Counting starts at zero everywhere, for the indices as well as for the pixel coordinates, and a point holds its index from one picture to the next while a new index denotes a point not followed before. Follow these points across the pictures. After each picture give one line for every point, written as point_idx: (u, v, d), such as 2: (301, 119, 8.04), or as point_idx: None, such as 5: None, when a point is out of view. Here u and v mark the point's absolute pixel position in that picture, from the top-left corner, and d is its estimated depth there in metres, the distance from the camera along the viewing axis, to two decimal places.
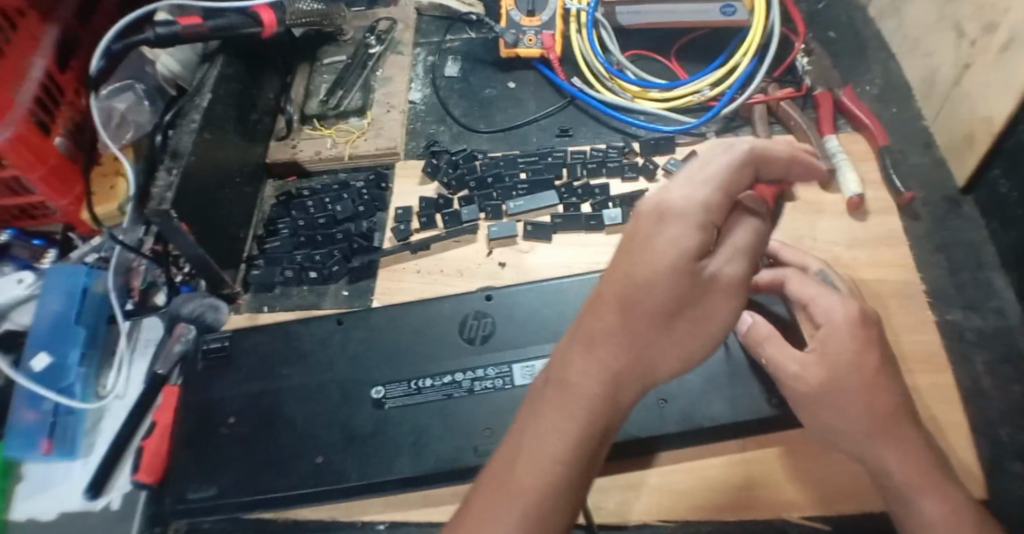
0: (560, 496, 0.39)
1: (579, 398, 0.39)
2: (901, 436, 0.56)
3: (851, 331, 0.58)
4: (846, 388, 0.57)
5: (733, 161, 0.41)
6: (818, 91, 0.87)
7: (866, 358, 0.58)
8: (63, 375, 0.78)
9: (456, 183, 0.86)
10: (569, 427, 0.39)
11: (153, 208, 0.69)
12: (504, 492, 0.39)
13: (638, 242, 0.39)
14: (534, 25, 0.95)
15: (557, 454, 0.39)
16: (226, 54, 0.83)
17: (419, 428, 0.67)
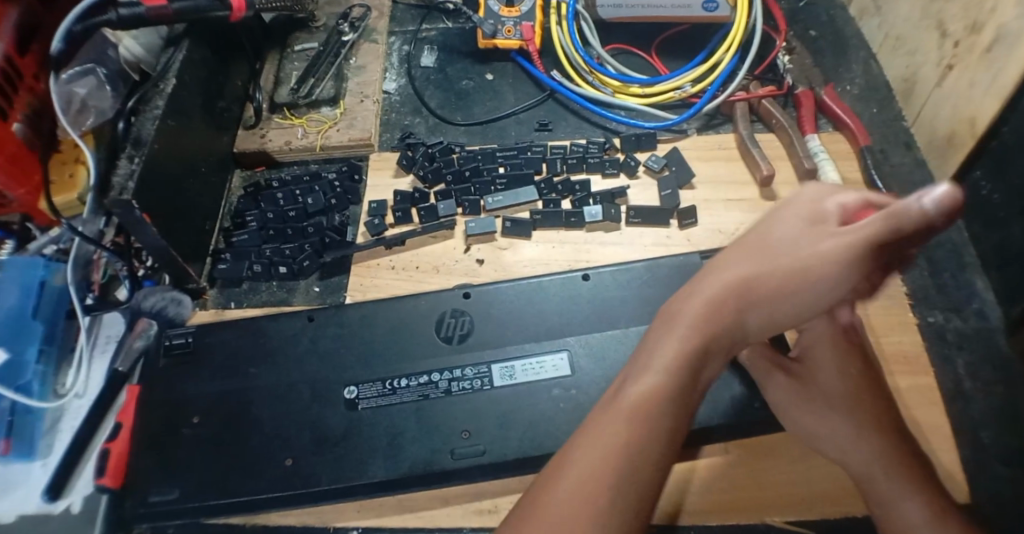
0: (669, 403, 0.45)
1: (695, 327, 0.48)
2: (880, 437, 0.57)
3: (830, 341, 0.61)
4: (830, 394, 0.60)
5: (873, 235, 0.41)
6: (799, 89, 0.86)
7: (849, 366, 0.61)
8: (20, 373, 0.74)
9: (432, 176, 0.84)
10: (674, 344, 0.47)
11: (115, 197, 0.66)
12: (615, 412, 0.45)
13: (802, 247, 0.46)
14: (513, 16, 0.92)
15: (664, 368, 0.46)
16: (193, 39, 0.80)
17: (394, 429, 0.66)
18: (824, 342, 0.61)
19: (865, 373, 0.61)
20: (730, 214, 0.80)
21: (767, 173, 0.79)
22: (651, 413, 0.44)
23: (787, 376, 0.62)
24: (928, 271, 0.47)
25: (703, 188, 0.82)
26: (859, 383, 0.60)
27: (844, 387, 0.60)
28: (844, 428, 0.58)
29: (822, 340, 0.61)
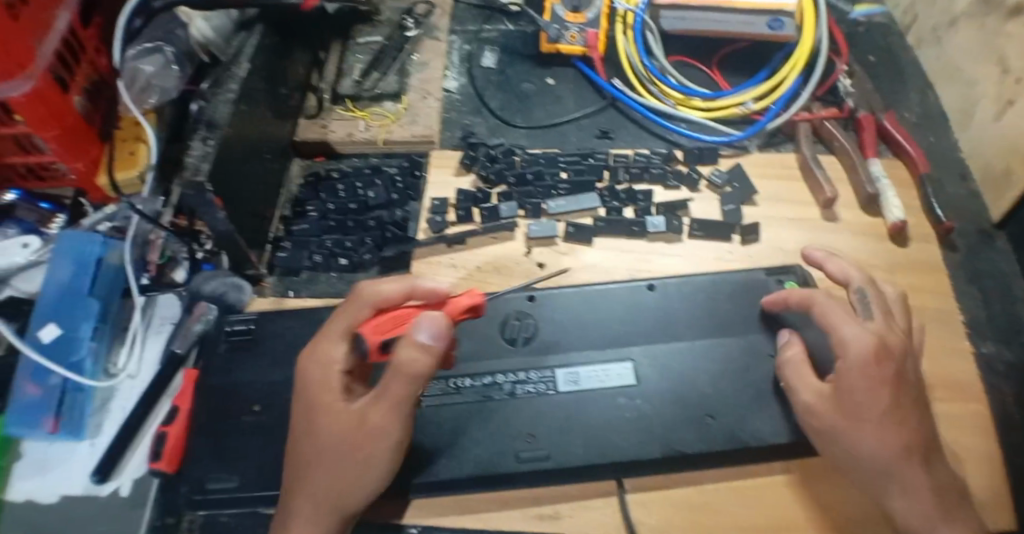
0: (315, 466, 0.55)
1: (331, 414, 0.55)
2: (910, 476, 0.54)
3: (863, 369, 0.54)
4: (858, 422, 0.55)
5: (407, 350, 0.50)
6: (861, 113, 0.87)
7: (875, 396, 0.54)
8: (72, 349, 0.73)
9: (494, 176, 0.84)
10: (322, 422, 0.55)
11: (178, 189, 0.77)
12: (306, 460, 0.56)
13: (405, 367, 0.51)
14: (578, 22, 0.92)
15: (316, 437, 0.55)
16: (265, 24, 0.79)
17: (457, 429, 0.65)
18: (855, 369, 0.54)
19: (899, 405, 0.54)
20: (791, 233, 0.80)
21: (830, 195, 0.80)
22: (309, 463, 0.56)
23: (815, 396, 0.57)
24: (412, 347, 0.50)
25: (764, 205, 0.82)
26: (889, 416, 0.54)
27: (871, 417, 0.54)
28: (871, 461, 0.55)
29: (851, 367, 0.54)
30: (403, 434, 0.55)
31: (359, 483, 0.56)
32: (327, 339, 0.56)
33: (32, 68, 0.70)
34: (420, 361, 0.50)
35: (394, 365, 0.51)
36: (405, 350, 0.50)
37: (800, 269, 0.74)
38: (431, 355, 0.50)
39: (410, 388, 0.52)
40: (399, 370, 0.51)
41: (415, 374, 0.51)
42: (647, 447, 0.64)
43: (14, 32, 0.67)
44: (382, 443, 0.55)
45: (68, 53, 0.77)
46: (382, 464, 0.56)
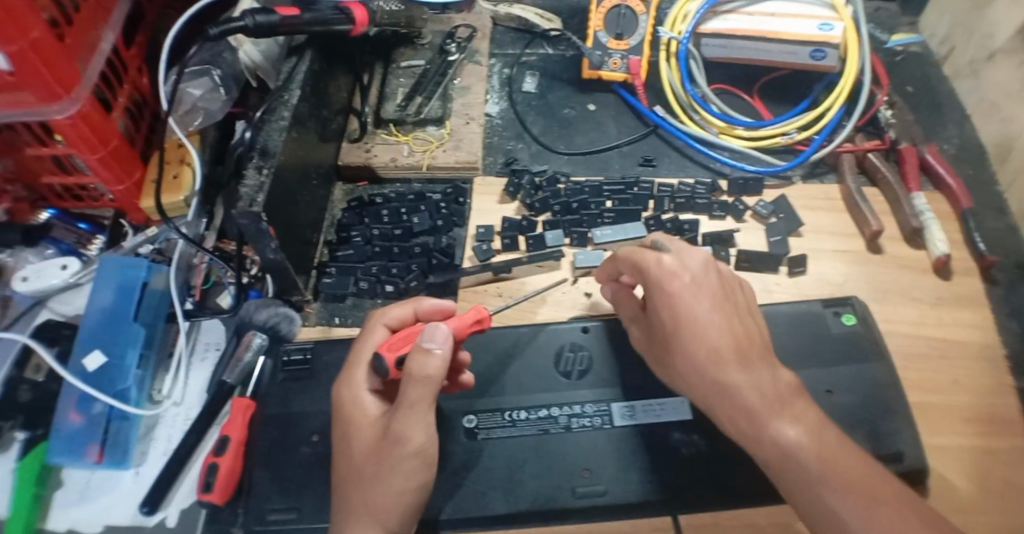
0: (352, 485, 0.54)
1: (362, 431, 0.55)
2: (795, 406, 0.50)
3: (675, 285, 0.54)
4: (694, 333, 0.52)
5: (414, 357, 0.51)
6: (903, 144, 0.87)
7: (705, 304, 0.53)
8: (118, 378, 0.72)
9: (539, 204, 0.84)
10: (356, 438, 0.55)
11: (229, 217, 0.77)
12: (344, 481, 0.54)
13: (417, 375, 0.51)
14: (621, 49, 0.92)
15: (352, 455, 0.55)
16: (314, 50, 0.77)
17: (514, 463, 0.65)
18: (670, 285, 0.54)
19: (743, 325, 0.53)
20: (837, 265, 0.81)
21: (877, 228, 0.80)
22: (346, 481, 0.54)
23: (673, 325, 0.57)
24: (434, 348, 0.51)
25: (810, 237, 0.83)
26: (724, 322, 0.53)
27: (712, 325, 0.52)
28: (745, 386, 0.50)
29: (664, 285, 0.55)
30: (426, 442, 0.53)
31: (396, 503, 0.52)
32: (357, 369, 0.58)
33: (79, 91, 0.66)
34: (431, 361, 0.50)
35: (405, 373, 0.51)
36: (416, 356, 0.51)
37: (859, 301, 0.74)
38: (439, 356, 0.51)
39: (426, 392, 0.51)
40: (410, 376, 0.51)
41: (428, 377, 0.51)
42: (703, 484, 0.64)
43: (62, 54, 0.63)
44: (411, 460, 0.53)
45: (111, 72, 0.74)
46: (412, 483, 0.53)
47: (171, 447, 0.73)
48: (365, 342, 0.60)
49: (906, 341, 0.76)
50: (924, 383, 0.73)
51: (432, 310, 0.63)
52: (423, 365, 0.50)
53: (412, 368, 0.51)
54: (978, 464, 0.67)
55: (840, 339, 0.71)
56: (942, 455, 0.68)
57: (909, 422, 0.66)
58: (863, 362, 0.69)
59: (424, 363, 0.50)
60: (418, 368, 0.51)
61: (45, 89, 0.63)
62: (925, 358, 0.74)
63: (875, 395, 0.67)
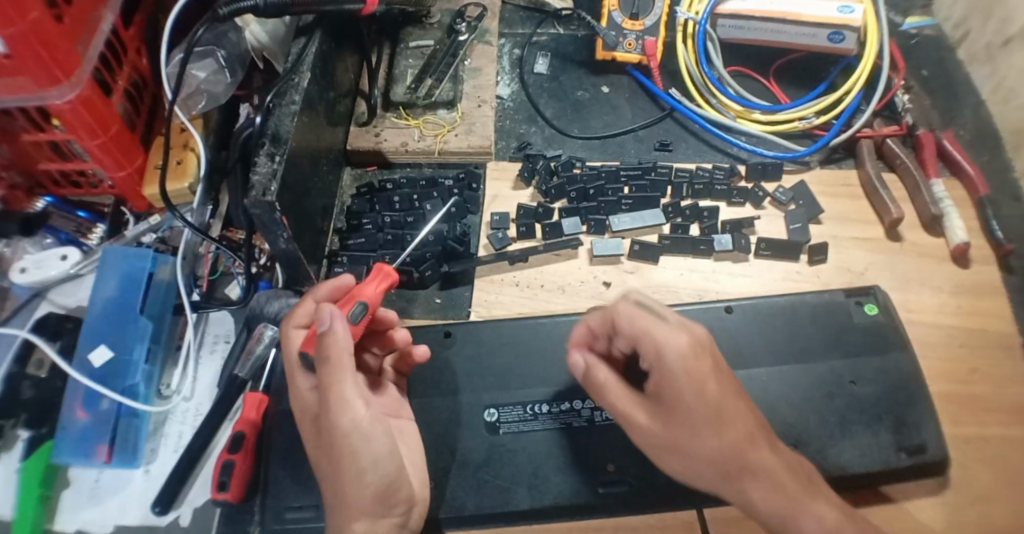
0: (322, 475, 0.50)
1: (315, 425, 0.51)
2: (761, 464, 0.47)
3: (682, 368, 0.46)
4: (688, 428, 0.47)
5: (319, 342, 0.46)
6: (921, 130, 0.85)
7: (701, 390, 0.46)
8: (126, 374, 0.70)
9: (555, 191, 0.82)
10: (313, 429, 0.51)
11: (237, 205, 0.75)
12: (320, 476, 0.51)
13: (326, 366, 0.46)
14: (636, 29, 0.89)
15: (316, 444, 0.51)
16: (323, 30, 0.74)
17: (538, 458, 0.64)
18: (673, 369, 0.47)
19: (738, 402, 0.48)
20: (858, 253, 0.80)
21: (898, 216, 0.79)
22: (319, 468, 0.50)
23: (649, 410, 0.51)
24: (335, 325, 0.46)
25: (830, 224, 0.82)
26: (721, 409, 0.47)
27: (700, 420, 0.46)
28: (713, 458, 0.47)
29: (670, 364, 0.47)
30: (361, 417, 0.46)
31: (364, 487, 0.47)
32: (292, 372, 0.53)
33: (79, 75, 0.63)
34: (328, 333, 0.46)
35: (316, 361, 0.46)
36: (313, 335, 0.47)
37: (880, 290, 0.73)
38: (340, 332, 0.46)
39: (340, 368, 0.45)
40: (315, 358, 0.46)
41: (335, 355, 0.45)
42: None
43: (61, 36, 0.60)
44: (353, 437, 0.46)
45: (110, 53, 0.70)
46: (366, 460, 0.47)
47: (183, 444, 0.71)
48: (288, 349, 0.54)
49: (925, 331, 0.75)
50: (945, 373, 0.72)
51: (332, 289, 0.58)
52: (327, 345, 0.45)
53: (319, 358, 0.46)
54: (997, 453, 0.68)
55: (863, 330, 0.70)
56: (962, 445, 0.68)
57: (931, 413, 0.66)
58: (888, 352, 0.68)
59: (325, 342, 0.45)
60: (323, 351, 0.46)
61: (44, 73, 0.59)
62: (945, 347, 0.74)
63: (899, 387, 0.67)
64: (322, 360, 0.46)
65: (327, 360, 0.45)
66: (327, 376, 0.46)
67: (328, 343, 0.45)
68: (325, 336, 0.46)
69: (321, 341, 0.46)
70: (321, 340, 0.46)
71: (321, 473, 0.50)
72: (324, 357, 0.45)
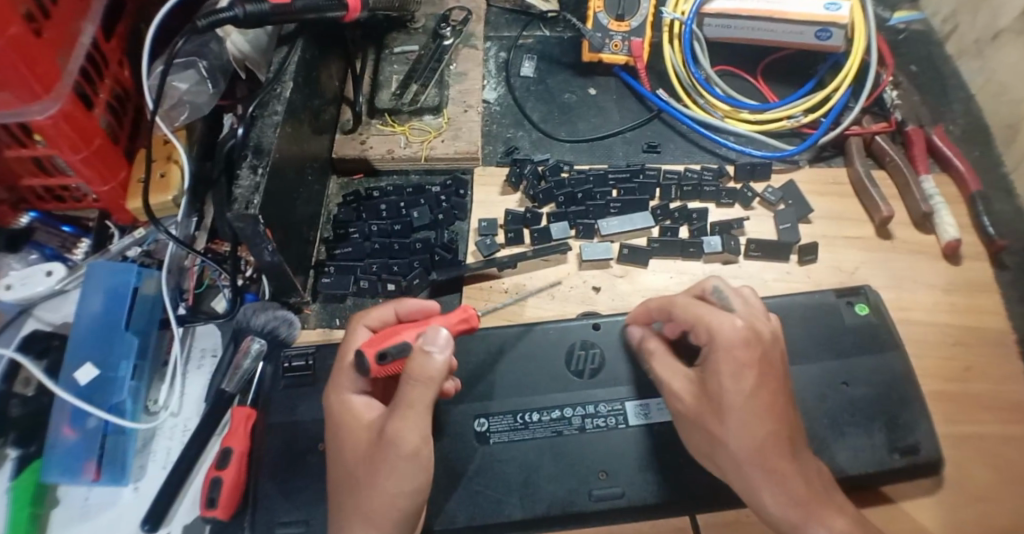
0: (344, 487, 0.52)
1: (349, 436, 0.52)
2: (782, 466, 0.48)
3: (729, 352, 0.49)
4: (720, 410, 0.50)
5: (413, 364, 0.48)
6: (910, 126, 0.85)
7: (739, 380, 0.49)
8: (113, 390, 0.70)
9: (543, 196, 0.81)
10: (343, 440, 0.52)
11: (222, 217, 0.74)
12: (342, 486, 0.52)
13: (415, 382, 0.48)
14: (622, 31, 0.89)
15: (342, 454, 0.52)
16: (306, 38, 0.73)
17: (529, 466, 0.63)
18: (721, 354, 0.50)
19: (779, 401, 0.49)
20: (849, 252, 0.80)
21: (888, 214, 0.79)
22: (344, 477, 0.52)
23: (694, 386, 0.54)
24: (439, 350, 0.48)
25: (820, 223, 0.82)
26: (753, 404, 0.48)
27: (732, 407, 0.49)
28: (737, 451, 0.49)
29: (721, 350, 0.50)
30: (422, 445, 0.49)
31: (392, 506, 0.50)
32: (342, 374, 0.54)
33: (60, 89, 0.62)
34: (432, 363, 0.48)
35: (405, 374, 0.48)
36: (416, 356, 0.48)
37: (871, 290, 0.72)
38: (444, 361, 0.48)
39: (426, 394, 0.48)
40: (410, 377, 0.48)
41: (429, 379, 0.48)
42: (722, 481, 0.63)
43: (41, 50, 0.59)
44: (404, 464, 0.49)
45: (91, 66, 0.69)
46: (407, 487, 0.49)
47: (171, 460, 0.70)
48: (347, 344, 0.57)
49: (917, 329, 0.75)
50: (938, 371, 0.72)
51: (415, 311, 0.60)
52: (421, 370, 0.47)
53: (407, 374, 0.48)
54: (991, 452, 0.67)
55: (855, 331, 0.69)
56: (956, 444, 0.68)
57: (924, 413, 0.66)
58: (880, 353, 0.68)
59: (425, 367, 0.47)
60: (416, 371, 0.48)
61: (25, 89, 0.58)
62: (938, 346, 0.74)
63: (890, 387, 0.66)
64: (410, 378, 0.48)
65: (421, 383, 0.47)
66: (412, 399, 0.48)
67: (423, 366, 0.48)
68: (420, 361, 0.48)
69: (423, 362, 0.48)
70: (418, 363, 0.48)
71: (346, 476, 0.52)
72: (414, 376, 0.47)
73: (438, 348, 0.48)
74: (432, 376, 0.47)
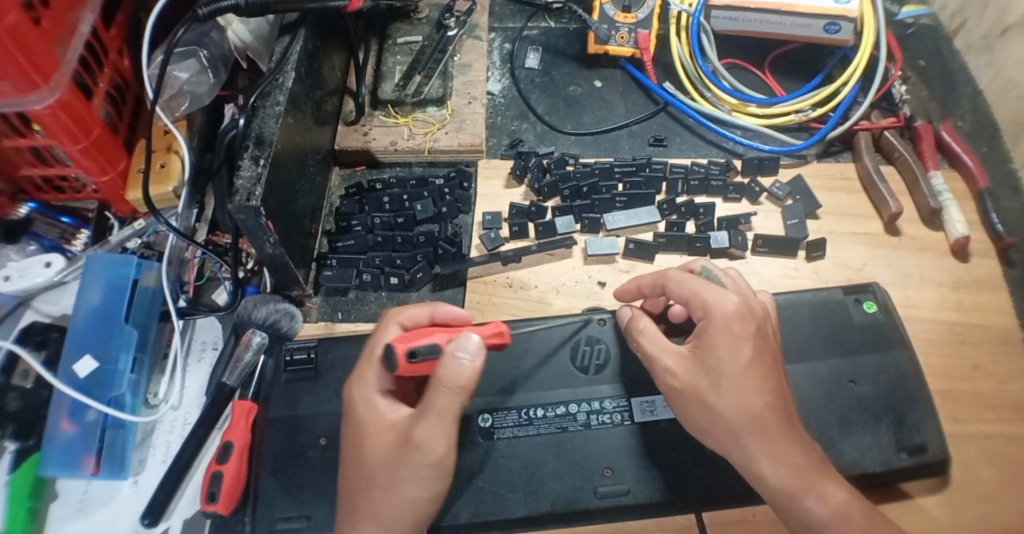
0: (358, 488, 0.51)
1: (360, 435, 0.52)
2: (777, 436, 0.51)
3: (726, 325, 0.52)
4: (718, 380, 0.51)
5: (443, 370, 0.46)
6: (920, 122, 0.84)
7: (735, 352, 0.51)
8: (112, 384, 0.69)
9: (548, 189, 0.81)
10: (357, 442, 0.52)
11: (224, 208, 0.73)
12: (353, 486, 0.52)
13: (443, 390, 0.47)
14: (629, 22, 0.87)
15: (356, 454, 0.52)
16: (308, 28, 0.72)
17: (533, 463, 0.63)
18: (719, 327, 0.52)
19: (771, 373, 0.52)
20: (856, 248, 0.79)
21: (896, 210, 0.78)
22: (356, 474, 0.52)
23: (678, 361, 0.54)
24: (472, 355, 0.47)
25: (827, 219, 0.81)
26: (749, 374, 0.51)
27: (731, 377, 0.51)
28: (734, 421, 0.51)
29: (717, 322, 0.52)
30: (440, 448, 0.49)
31: (405, 506, 0.50)
32: (363, 367, 0.53)
33: (58, 79, 0.61)
34: (462, 370, 0.46)
35: (433, 380, 0.47)
36: (446, 362, 0.47)
37: (879, 287, 0.72)
38: (474, 368, 0.47)
39: (454, 400, 0.47)
40: (440, 383, 0.46)
41: (458, 386, 0.47)
42: (729, 479, 0.62)
43: (39, 38, 0.58)
44: (426, 467, 0.49)
45: (91, 55, 0.68)
46: (420, 487, 0.50)
47: (171, 453, 0.70)
48: (376, 337, 0.54)
49: (923, 326, 0.74)
50: (946, 369, 0.71)
51: (452, 318, 0.57)
52: (450, 377, 0.46)
53: (434, 379, 0.47)
54: (1000, 451, 0.67)
55: (863, 331, 0.69)
56: (963, 443, 0.67)
57: (931, 412, 0.65)
58: (887, 351, 0.67)
59: (456, 372, 0.46)
60: (444, 377, 0.46)
61: (23, 78, 0.57)
62: (945, 344, 0.73)
63: (898, 386, 0.66)
64: (440, 386, 0.47)
65: (451, 392, 0.47)
66: (439, 407, 0.47)
67: (455, 374, 0.46)
68: (450, 367, 0.46)
69: (453, 368, 0.46)
70: (449, 370, 0.46)
71: (356, 475, 0.52)
72: (443, 384, 0.46)
73: (468, 354, 0.47)
74: (462, 384, 0.46)
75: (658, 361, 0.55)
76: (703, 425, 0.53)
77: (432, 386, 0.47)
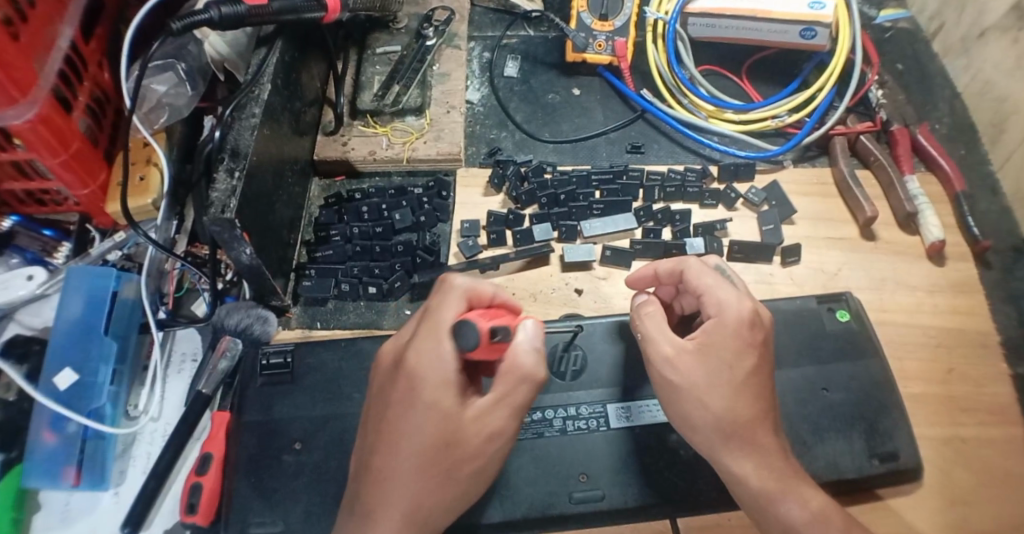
0: (375, 486, 0.47)
1: (393, 426, 0.47)
2: (752, 441, 0.51)
3: (735, 330, 0.52)
4: (717, 383, 0.51)
5: (528, 360, 0.46)
6: (896, 126, 0.84)
7: (739, 360, 0.51)
8: (91, 396, 0.69)
9: (526, 197, 0.81)
10: (386, 434, 0.47)
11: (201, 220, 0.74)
12: (371, 482, 0.47)
13: (517, 379, 0.46)
14: (606, 30, 0.88)
15: (376, 451, 0.47)
16: (284, 39, 0.73)
17: (509, 469, 0.63)
18: (731, 330, 0.52)
19: (762, 381, 0.52)
20: (832, 253, 0.80)
21: (872, 214, 0.78)
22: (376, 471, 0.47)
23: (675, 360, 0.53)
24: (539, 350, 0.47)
25: (804, 224, 0.82)
26: (750, 382, 0.51)
27: (729, 385, 0.51)
28: (704, 426, 0.51)
29: (729, 325, 0.52)
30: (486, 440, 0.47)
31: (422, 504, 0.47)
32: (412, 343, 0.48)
33: (36, 94, 0.61)
34: (540, 362, 0.47)
35: (512, 369, 0.46)
36: (526, 353, 0.46)
37: (852, 296, 0.72)
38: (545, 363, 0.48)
39: (527, 391, 0.47)
40: (519, 373, 0.46)
41: (531, 378, 0.47)
42: (702, 484, 0.63)
43: (17, 53, 0.58)
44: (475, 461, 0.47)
45: (70, 69, 0.69)
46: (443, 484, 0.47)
47: (151, 464, 0.70)
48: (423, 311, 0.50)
49: (898, 330, 0.75)
50: (920, 373, 0.72)
51: None
52: (529, 368, 0.47)
53: (517, 368, 0.46)
54: (974, 453, 0.67)
55: (835, 337, 0.69)
56: (935, 446, 0.68)
57: (903, 417, 0.66)
58: (860, 360, 0.68)
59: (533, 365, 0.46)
60: (527, 367, 0.46)
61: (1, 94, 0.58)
62: (919, 348, 0.74)
63: (870, 392, 0.66)
64: (520, 375, 0.46)
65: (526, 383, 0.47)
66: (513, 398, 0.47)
67: (533, 366, 0.47)
68: (530, 359, 0.46)
69: (531, 360, 0.47)
70: (525, 362, 0.46)
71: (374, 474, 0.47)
72: (521, 374, 0.46)
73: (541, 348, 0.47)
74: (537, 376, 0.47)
75: (653, 350, 0.54)
76: (680, 425, 0.54)
77: (512, 374, 0.46)
